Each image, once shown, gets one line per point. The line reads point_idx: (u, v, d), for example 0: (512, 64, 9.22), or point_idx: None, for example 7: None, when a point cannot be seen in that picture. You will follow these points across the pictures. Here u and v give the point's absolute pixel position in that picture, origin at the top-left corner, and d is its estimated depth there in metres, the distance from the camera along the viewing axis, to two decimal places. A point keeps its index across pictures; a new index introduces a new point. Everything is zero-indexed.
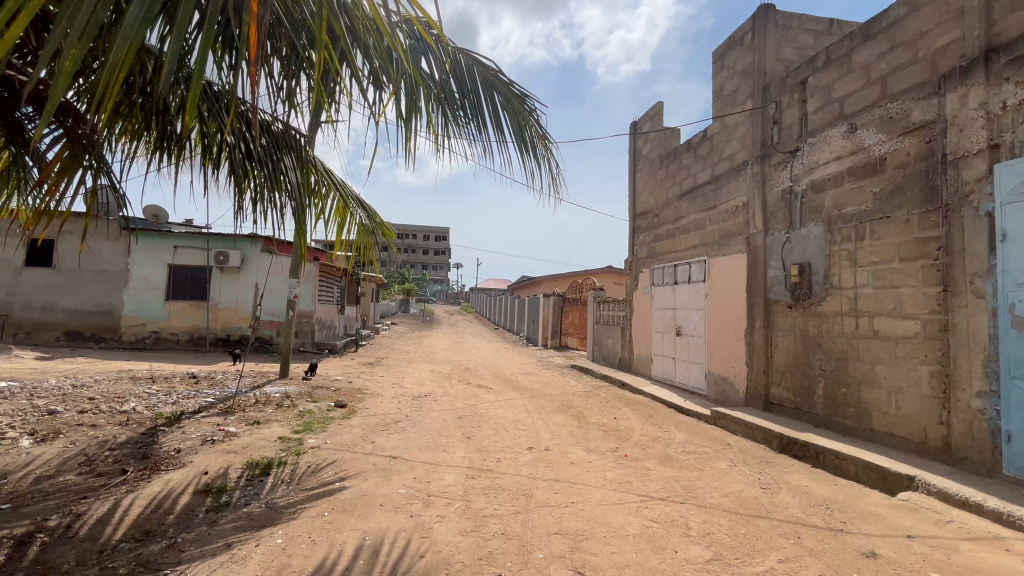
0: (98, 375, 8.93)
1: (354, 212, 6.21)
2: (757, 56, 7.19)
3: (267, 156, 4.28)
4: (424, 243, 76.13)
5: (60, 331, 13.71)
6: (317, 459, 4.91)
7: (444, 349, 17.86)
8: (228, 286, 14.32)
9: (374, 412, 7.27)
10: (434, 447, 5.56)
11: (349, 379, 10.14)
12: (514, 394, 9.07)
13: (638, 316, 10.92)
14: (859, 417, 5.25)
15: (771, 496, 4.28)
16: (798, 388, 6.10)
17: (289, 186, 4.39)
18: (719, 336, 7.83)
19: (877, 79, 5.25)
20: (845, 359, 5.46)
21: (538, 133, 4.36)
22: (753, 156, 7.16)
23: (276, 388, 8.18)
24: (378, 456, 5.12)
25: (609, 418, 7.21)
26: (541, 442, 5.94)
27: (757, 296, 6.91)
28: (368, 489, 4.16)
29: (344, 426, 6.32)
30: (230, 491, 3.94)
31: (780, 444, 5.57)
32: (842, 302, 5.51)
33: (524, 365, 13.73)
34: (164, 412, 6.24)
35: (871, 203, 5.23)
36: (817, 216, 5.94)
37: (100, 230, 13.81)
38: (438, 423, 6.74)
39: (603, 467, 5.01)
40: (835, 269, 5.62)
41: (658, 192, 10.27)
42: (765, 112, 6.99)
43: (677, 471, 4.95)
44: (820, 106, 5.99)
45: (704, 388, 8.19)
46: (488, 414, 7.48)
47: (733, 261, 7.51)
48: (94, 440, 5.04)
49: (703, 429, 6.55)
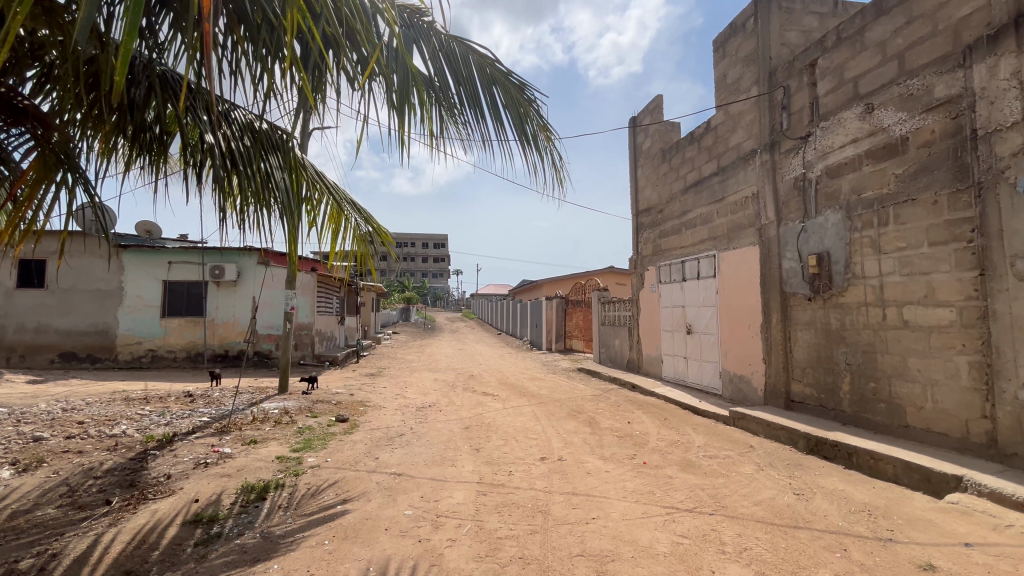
0: (90, 397, 8.62)
1: (348, 217, 5.92)
2: (760, 41, 6.94)
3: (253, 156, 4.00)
4: (423, 251, 75.93)
5: (54, 353, 13.42)
6: (317, 480, 4.60)
7: (447, 357, 17.53)
8: (225, 300, 14.06)
9: (377, 425, 6.97)
10: (442, 461, 5.26)
11: (350, 391, 9.84)
12: (521, 401, 8.79)
13: (645, 316, 10.63)
14: (891, 413, 4.94)
15: (807, 503, 3.97)
16: (822, 385, 5.80)
17: (277, 188, 4.11)
18: (733, 333, 7.53)
19: (893, 56, 4.99)
20: (872, 353, 5.16)
21: (540, 124, 4.09)
22: (761, 144, 6.88)
23: (275, 404, 7.88)
24: (382, 473, 4.81)
25: (622, 423, 6.91)
26: (554, 451, 5.64)
27: (772, 289, 6.61)
28: (372, 512, 3.85)
29: (346, 441, 6.02)
30: (221, 521, 3.64)
31: (807, 444, 5.25)
32: (867, 292, 5.20)
33: (530, 370, 13.42)
34: (155, 434, 5.93)
35: (893, 186, 4.95)
36: (834, 203, 5.66)
37: (92, 247, 13.55)
38: (444, 435, 6.44)
39: (622, 477, 4.71)
40: (856, 258, 5.33)
41: (661, 187, 9.99)
42: (772, 98, 6.73)
43: (701, 479, 4.64)
44: (833, 88, 5.72)
45: (719, 387, 7.88)
46: (496, 423, 7.19)
47: (745, 254, 7.22)
48: (79, 468, 4.73)
49: (722, 431, 6.23)
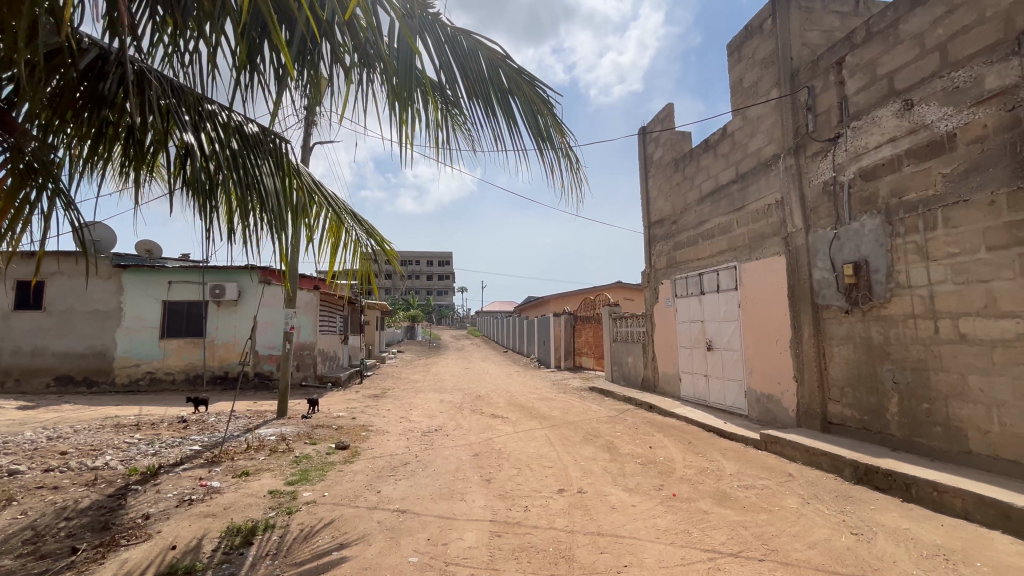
0: (79, 424, 8.19)
1: (348, 230, 5.57)
2: (780, 42, 6.62)
3: (241, 160, 3.62)
4: (428, 269, 75.83)
5: (50, 377, 13.07)
6: (312, 519, 4.13)
7: (453, 376, 17.02)
8: (225, 320, 13.72)
9: (380, 452, 6.49)
10: (450, 495, 4.78)
11: (353, 414, 9.36)
12: (533, 424, 8.28)
13: (660, 331, 10.16)
14: (950, 437, 4.44)
15: (870, 546, 3.46)
16: (864, 405, 5.30)
17: (268, 194, 3.73)
18: (758, 349, 7.06)
19: (933, 48, 4.64)
20: (923, 370, 4.68)
21: (557, 125, 3.74)
22: (784, 149, 6.51)
23: (271, 430, 7.41)
24: (384, 511, 4.33)
25: (644, 448, 6.40)
26: (573, 482, 5.14)
27: (802, 301, 6.16)
28: (372, 560, 3.38)
29: (345, 472, 5.54)
30: (200, 573, 3.18)
31: (854, 473, 4.74)
32: (914, 303, 4.75)
33: (540, 389, 12.89)
34: (139, 466, 5.47)
35: (939, 186, 4.55)
36: (870, 207, 5.24)
37: (93, 268, 13.33)
38: (452, 464, 5.96)
39: (652, 514, 4.21)
40: (900, 266, 4.89)
41: (675, 197, 9.62)
42: (794, 100, 6.38)
43: (742, 514, 4.13)
44: (865, 85, 5.36)
45: (745, 408, 7.35)
46: (507, 449, 6.70)
47: (770, 264, 6.79)
48: (50, 507, 4.28)
49: (754, 456, 5.71)
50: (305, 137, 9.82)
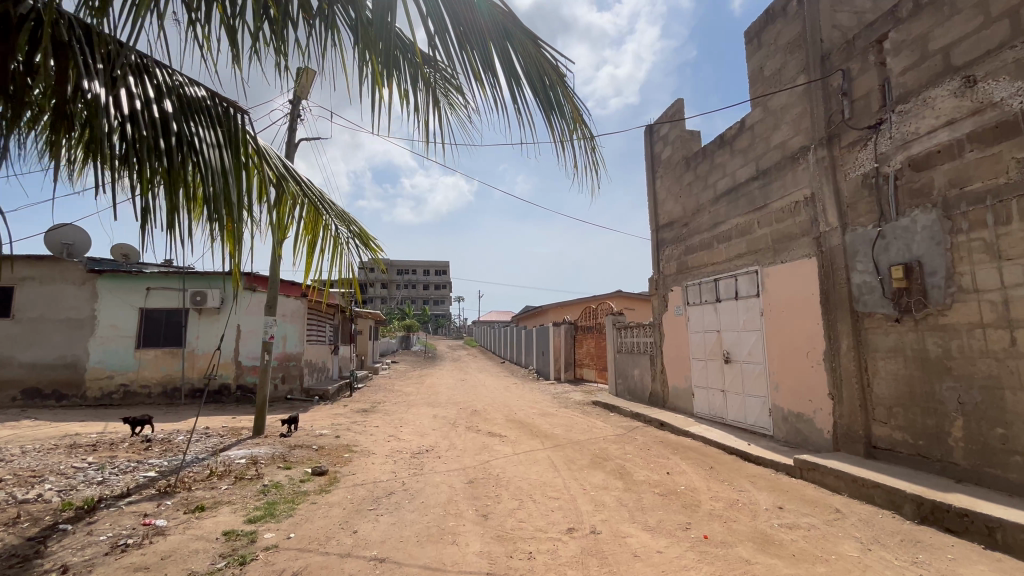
0: (30, 444, 7.37)
1: (328, 230, 4.70)
2: (807, 23, 6.02)
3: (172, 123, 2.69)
4: (425, 278, 75.07)
5: (16, 390, 12.22)
6: (269, 571, 3.38)
7: (448, 389, 16.23)
8: (206, 329, 12.95)
9: (362, 479, 5.72)
10: (440, 537, 4.03)
11: (337, 432, 8.57)
12: (535, 444, 7.53)
13: (670, 342, 9.47)
14: None
15: None
16: (919, 428, 4.61)
17: (207, 169, 2.76)
18: (784, 361, 6.37)
19: (1001, 16, 4.03)
20: (995, 388, 4.00)
21: (574, 98, 2.93)
22: (813, 140, 5.88)
23: (242, 452, 6.62)
24: (359, 559, 3.59)
25: (661, 474, 5.66)
26: (584, 519, 4.40)
27: (838, 309, 5.49)
28: None
29: (319, 505, 4.78)
30: None
31: (916, 511, 4.03)
32: (982, 310, 4.09)
33: (540, 403, 12.11)
34: (77, 499, 4.68)
35: (1012, 174, 3.91)
36: (922, 200, 4.60)
37: (66, 274, 12.56)
38: (443, 493, 5.20)
39: (684, 563, 3.47)
40: (962, 267, 4.24)
41: (685, 198, 8.99)
42: (825, 85, 5.77)
43: (792, 565, 3.41)
44: (914, 63, 4.73)
45: (770, 427, 6.65)
46: (506, 474, 5.95)
47: (797, 268, 6.14)
48: None
49: (790, 486, 4.98)
50: (289, 132, 9.14)
